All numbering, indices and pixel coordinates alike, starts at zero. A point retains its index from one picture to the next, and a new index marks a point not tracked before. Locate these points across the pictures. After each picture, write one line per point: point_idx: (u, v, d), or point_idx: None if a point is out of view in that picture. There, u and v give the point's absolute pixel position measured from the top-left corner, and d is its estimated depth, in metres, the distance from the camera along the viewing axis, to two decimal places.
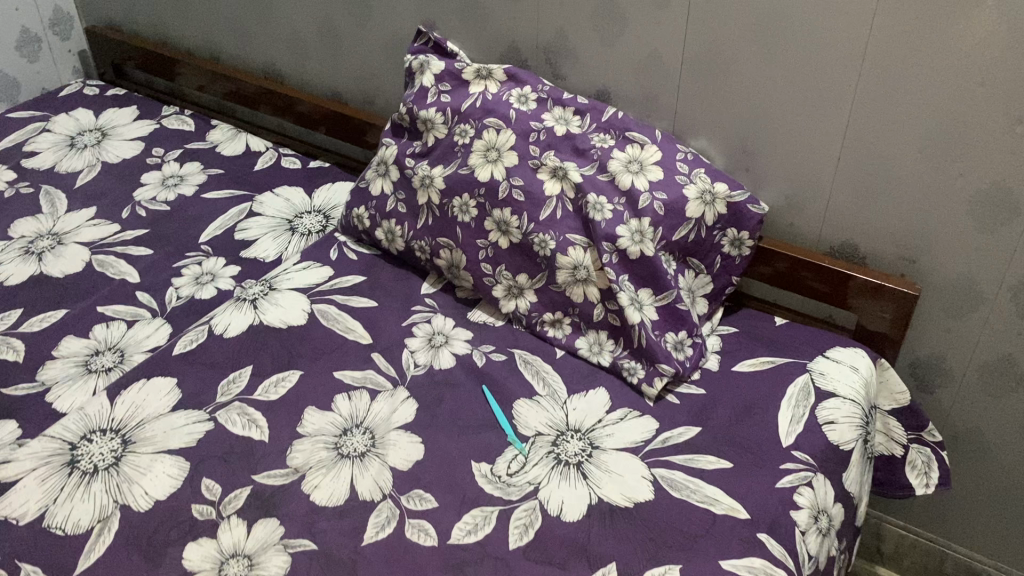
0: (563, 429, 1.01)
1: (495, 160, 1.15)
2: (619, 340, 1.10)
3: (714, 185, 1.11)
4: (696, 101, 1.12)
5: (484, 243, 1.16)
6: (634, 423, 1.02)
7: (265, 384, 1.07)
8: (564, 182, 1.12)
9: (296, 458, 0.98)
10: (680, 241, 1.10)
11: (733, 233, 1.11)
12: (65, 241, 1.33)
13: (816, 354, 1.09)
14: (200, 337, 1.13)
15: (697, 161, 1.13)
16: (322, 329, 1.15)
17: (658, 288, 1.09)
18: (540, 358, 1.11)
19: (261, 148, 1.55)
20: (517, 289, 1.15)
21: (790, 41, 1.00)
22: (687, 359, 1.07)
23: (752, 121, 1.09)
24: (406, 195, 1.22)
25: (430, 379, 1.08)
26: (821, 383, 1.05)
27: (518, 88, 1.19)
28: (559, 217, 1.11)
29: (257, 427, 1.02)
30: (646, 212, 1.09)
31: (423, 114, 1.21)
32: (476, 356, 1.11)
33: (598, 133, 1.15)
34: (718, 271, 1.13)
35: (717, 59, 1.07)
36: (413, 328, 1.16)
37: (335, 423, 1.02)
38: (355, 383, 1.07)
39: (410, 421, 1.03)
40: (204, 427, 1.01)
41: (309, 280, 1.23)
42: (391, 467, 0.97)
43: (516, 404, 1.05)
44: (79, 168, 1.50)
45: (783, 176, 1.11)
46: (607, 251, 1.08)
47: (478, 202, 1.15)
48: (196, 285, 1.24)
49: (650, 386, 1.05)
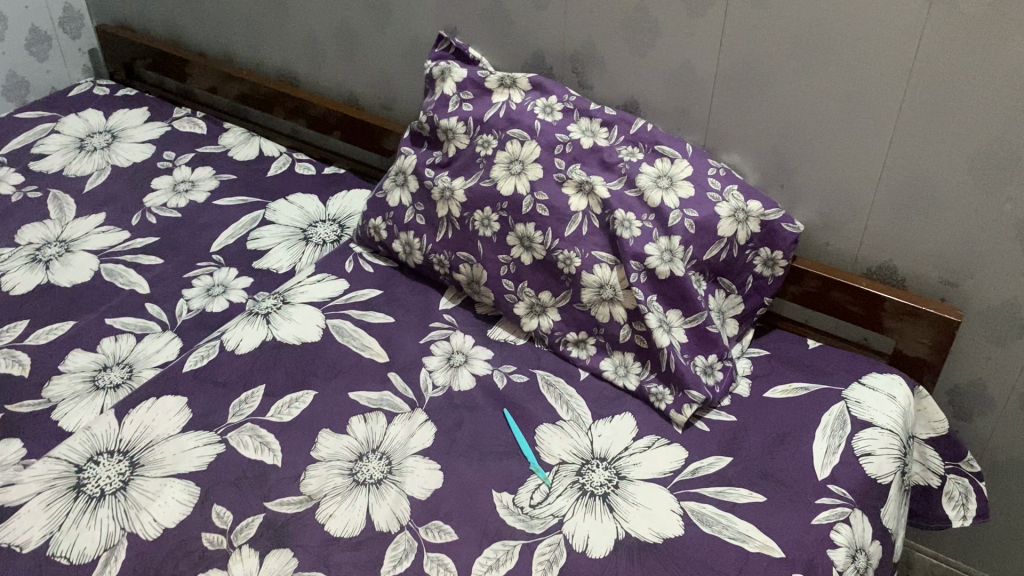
0: (588, 457, 0.97)
1: (519, 172, 1.10)
2: (646, 363, 1.05)
3: (748, 203, 1.06)
4: (729, 114, 1.07)
5: (506, 258, 1.11)
6: (662, 452, 0.98)
7: (278, 404, 1.03)
8: (591, 197, 1.07)
9: (310, 485, 0.94)
10: (711, 260, 1.06)
11: (766, 252, 1.07)
12: (73, 249, 1.29)
13: (852, 380, 1.05)
14: (210, 353, 1.10)
15: (730, 176, 1.09)
16: (337, 346, 1.11)
17: (687, 309, 1.04)
18: (563, 380, 1.07)
19: (274, 152, 1.51)
20: (540, 306, 1.11)
21: (832, 55, 0.95)
22: (717, 385, 1.03)
23: (788, 136, 1.04)
24: (425, 207, 1.18)
25: (449, 401, 1.04)
26: (858, 412, 1.01)
27: (543, 98, 1.14)
28: (585, 233, 1.06)
29: (269, 451, 0.98)
30: (676, 230, 1.04)
31: (443, 123, 1.17)
32: (497, 377, 1.07)
33: (625, 146, 1.11)
34: (749, 291, 1.09)
35: (753, 72, 1.02)
36: (431, 346, 1.12)
37: (350, 448, 0.99)
38: (371, 405, 1.04)
39: (428, 446, 0.99)
40: (215, 450, 0.98)
41: (324, 294, 1.19)
42: (409, 496, 0.93)
43: (538, 429, 1.00)
44: (88, 172, 1.46)
45: (820, 194, 1.06)
46: (635, 270, 1.03)
47: (500, 216, 1.10)
48: (208, 297, 1.20)
49: (679, 413, 1.01)
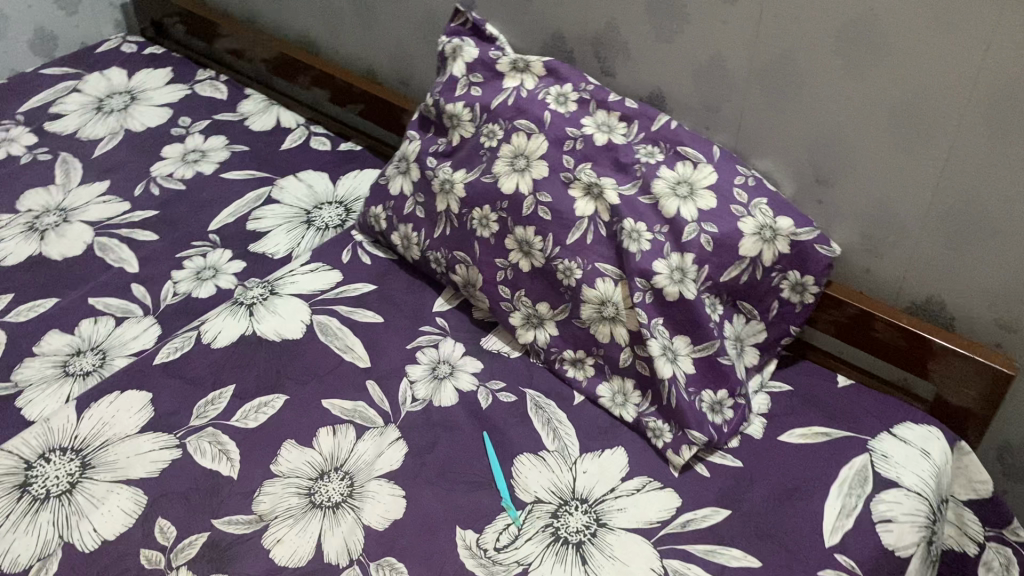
0: (567, 497, 0.88)
1: (522, 169, 1.00)
2: (646, 393, 0.94)
3: (777, 219, 0.93)
4: (764, 116, 0.94)
5: (503, 263, 1.01)
6: (652, 498, 0.88)
7: (245, 408, 0.96)
8: (599, 202, 0.96)
9: (262, 504, 0.87)
10: (728, 283, 0.93)
11: (795, 276, 0.93)
12: (70, 218, 1.25)
13: (881, 430, 0.92)
14: (184, 346, 1.03)
15: (760, 187, 0.95)
16: (317, 347, 1.03)
17: (697, 337, 0.92)
18: (554, 404, 0.97)
19: (291, 124, 1.43)
20: (537, 319, 1.01)
21: (882, 58, 0.80)
22: (725, 424, 0.91)
23: (826, 146, 0.90)
24: (425, 199, 1.08)
25: (426, 418, 0.95)
26: (882, 468, 0.88)
27: (557, 85, 1.03)
28: (589, 242, 0.95)
29: (227, 460, 0.91)
30: (690, 247, 0.92)
31: (449, 108, 1.07)
32: (482, 394, 0.98)
33: (642, 145, 0.99)
34: (774, 318, 0.96)
35: (791, 70, 0.88)
36: (417, 353, 1.03)
37: (312, 464, 0.91)
38: (343, 416, 0.96)
39: (395, 469, 0.91)
40: (170, 456, 0.91)
41: (315, 285, 1.11)
42: (365, 526, 0.85)
43: (517, 460, 0.91)
44: (101, 135, 1.41)
45: (860, 215, 0.92)
46: (640, 289, 0.92)
47: (500, 216, 1.00)
48: (196, 281, 1.14)
49: (676, 455, 0.90)
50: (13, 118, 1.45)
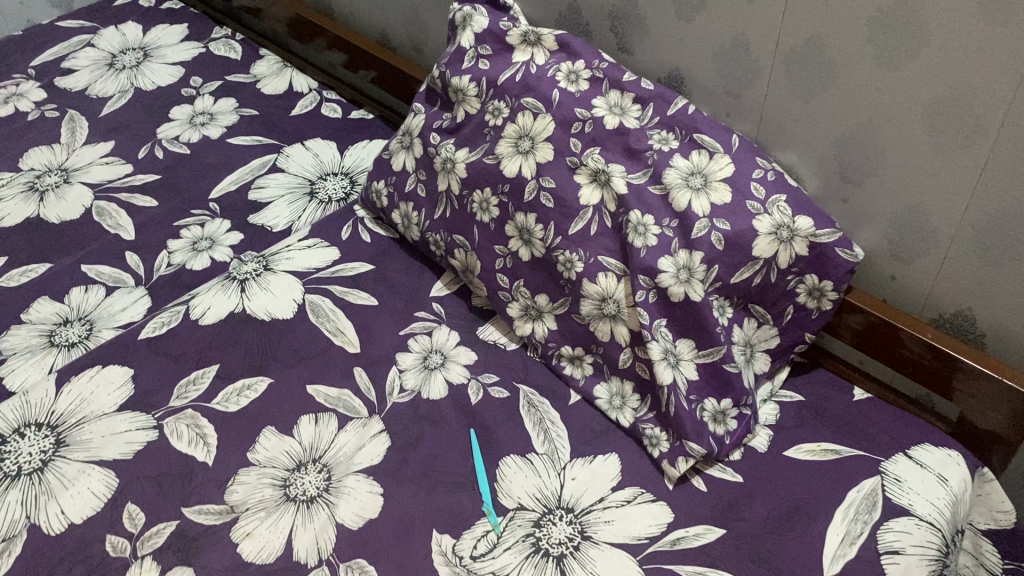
0: (552, 506, 0.83)
1: (526, 151, 0.94)
2: (645, 398, 0.89)
3: (795, 219, 0.85)
4: (789, 105, 0.86)
5: (503, 250, 0.96)
6: (643, 511, 0.82)
7: (227, 390, 0.93)
8: (606, 190, 0.89)
9: (234, 494, 0.84)
10: (740, 284, 0.86)
11: (812, 280, 0.87)
12: (71, 179, 1.21)
13: (896, 450, 0.85)
14: (171, 321, 1.00)
15: (780, 183, 0.87)
16: (307, 327, 0.99)
17: (702, 341, 0.86)
18: (548, 403, 0.92)
19: (304, 89, 1.38)
20: (536, 311, 0.95)
21: (918, 52, 0.72)
22: (727, 434, 0.86)
23: (854, 143, 0.83)
24: (427, 177, 1.03)
25: (412, 411, 0.91)
26: (894, 494, 0.81)
27: (569, 61, 0.96)
28: (593, 233, 0.89)
29: (203, 446, 0.88)
30: (700, 245, 0.85)
31: (455, 82, 1.01)
32: (472, 389, 0.93)
33: (654, 129, 0.91)
34: (788, 324, 0.90)
35: (819, 59, 0.80)
36: (409, 340, 0.98)
37: (290, 453, 0.87)
38: (326, 404, 0.92)
39: (375, 464, 0.86)
40: (146, 437, 0.88)
41: (311, 262, 1.06)
42: (338, 524, 0.82)
43: (503, 463, 0.86)
44: (110, 93, 1.37)
45: (887, 219, 0.85)
46: (643, 287, 0.86)
47: (501, 200, 0.95)
48: (191, 252, 1.10)
49: (672, 466, 0.84)
50: (25, 71, 1.42)
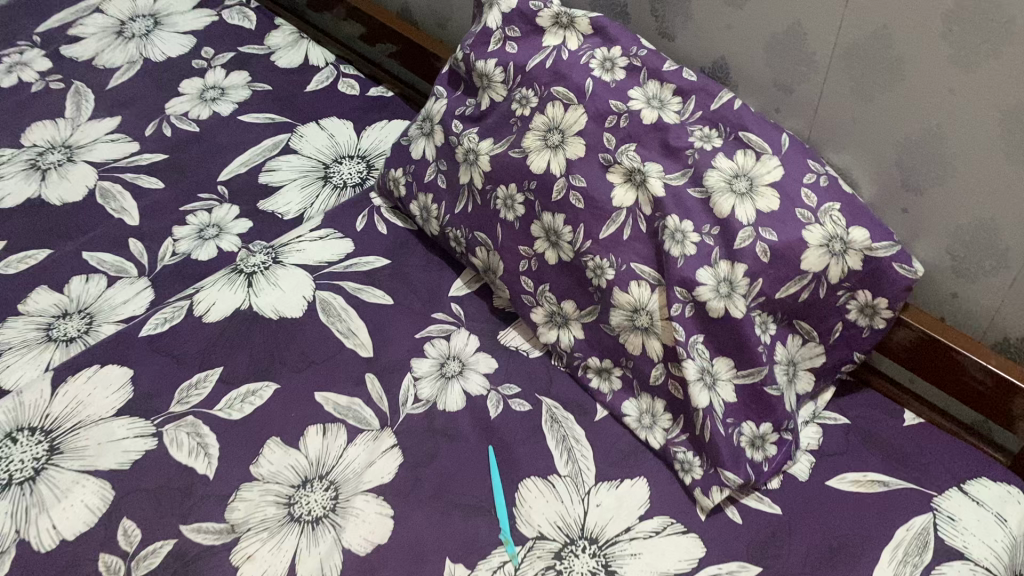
0: (574, 535, 0.77)
1: (556, 145, 0.86)
2: (678, 419, 0.82)
3: (849, 230, 0.78)
4: (847, 103, 0.78)
5: (527, 252, 0.89)
6: (672, 544, 0.77)
7: (230, 396, 0.87)
8: (641, 191, 0.82)
9: (235, 512, 0.79)
10: (785, 300, 0.79)
11: (864, 297, 0.79)
12: (75, 158, 1.15)
13: (950, 484, 0.79)
14: (173, 318, 0.94)
15: (833, 189, 0.80)
16: (317, 328, 0.93)
17: (742, 361, 0.79)
18: (573, 419, 0.86)
19: (320, 62, 1.31)
20: (561, 318, 0.89)
21: (1000, 53, 0.64)
22: (766, 462, 0.80)
23: (918, 149, 0.75)
24: (447, 168, 0.96)
25: (427, 424, 0.85)
26: (947, 534, 0.75)
27: (604, 48, 0.88)
28: (625, 238, 0.82)
29: (204, 457, 0.83)
30: (744, 256, 0.78)
31: (479, 66, 0.94)
32: (491, 401, 0.87)
33: (695, 125, 0.83)
34: (836, 342, 0.83)
35: (883, 56, 0.72)
36: (425, 345, 0.92)
37: (295, 468, 0.82)
38: (336, 414, 0.86)
39: (385, 483, 0.81)
40: (144, 446, 0.83)
41: (322, 255, 1.00)
42: (344, 549, 0.77)
43: (522, 485, 0.81)
44: (118, 64, 1.30)
45: (951, 233, 0.77)
46: (679, 300, 0.79)
47: (527, 198, 0.88)
48: (198, 240, 1.04)
49: (705, 496, 0.78)
50: (30, 38, 1.35)
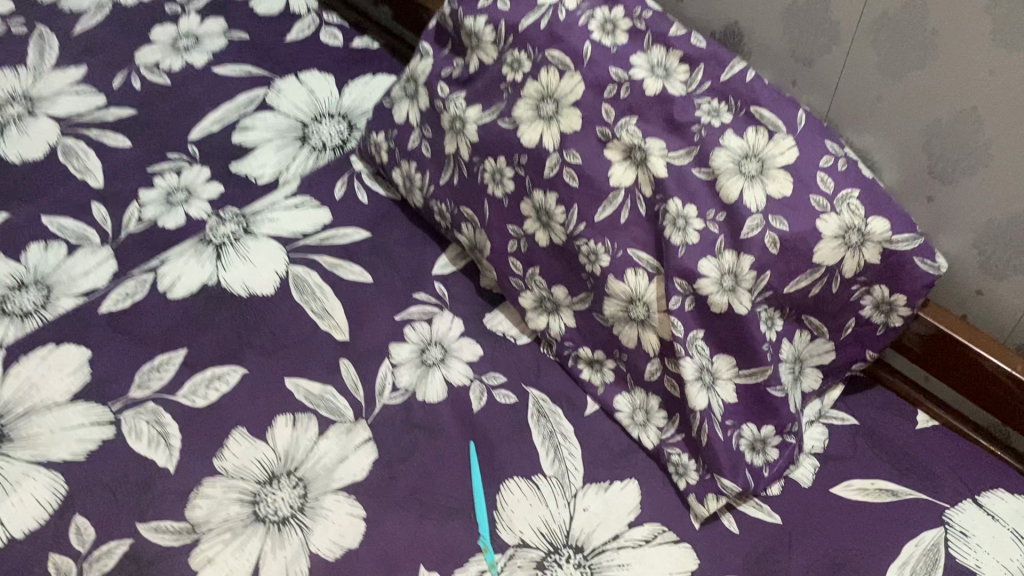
0: (558, 543, 0.72)
1: (549, 116, 0.78)
2: (673, 418, 0.77)
3: (868, 220, 0.70)
4: (873, 80, 0.70)
5: (516, 231, 0.82)
6: (663, 555, 0.71)
7: (195, 381, 0.81)
8: (642, 170, 0.74)
9: (196, 510, 0.74)
10: (795, 295, 0.73)
11: (881, 292, 0.73)
12: (35, 111, 1.07)
13: (964, 496, 0.73)
14: (136, 293, 0.88)
15: (851, 174, 0.72)
16: (290, 308, 0.87)
17: (745, 359, 0.73)
18: (561, 413, 0.81)
19: (301, 10, 1.22)
20: (551, 304, 0.83)
21: None
22: (766, 467, 0.74)
23: (950, 134, 0.67)
24: (433, 135, 0.88)
25: (405, 417, 0.80)
26: (959, 552, 0.70)
27: (605, 8, 0.79)
28: (622, 222, 0.75)
29: (165, 448, 0.77)
30: (751, 247, 0.71)
31: (468, 23, 0.84)
32: (474, 392, 0.81)
33: (703, 97, 0.75)
34: (846, 339, 0.77)
35: (915, 28, 0.64)
36: (405, 328, 0.86)
37: (262, 463, 0.76)
38: (307, 403, 0.80)
39: (358, 481, 0.76)
40: (101, 435, 0.78)
41: (297, 226, 0.93)
42: (312, 554, 0.72)
43: (504, 487, 0.75)
44: (85, 8, 1.19)
45: (980, 227, 0.70)
46: (678, 293, 0.72)
47: (517, 173, 0.80)
48: (165, 206, 0.97)
49: (700, 504, 0.73)
50: None
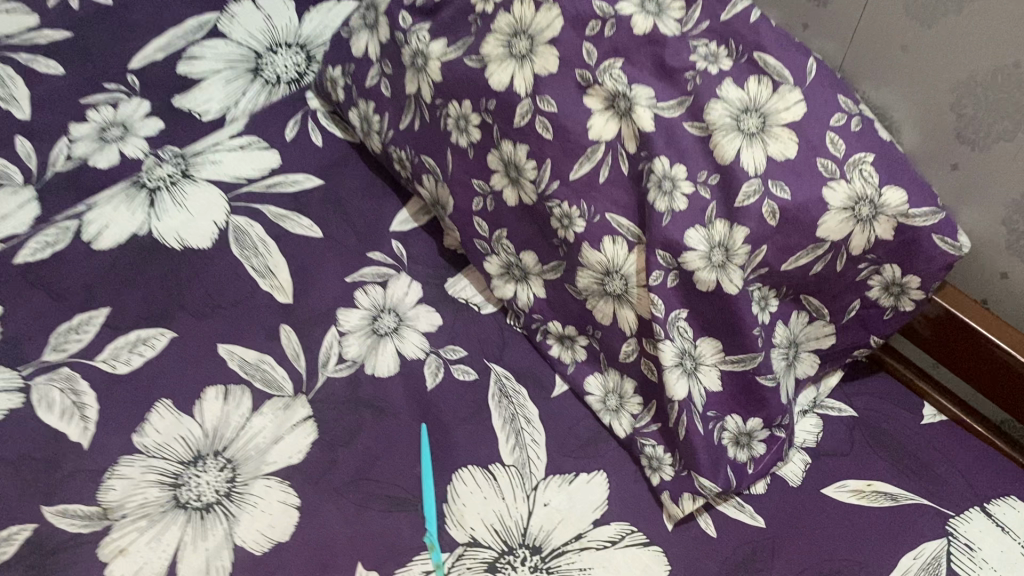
0: (513, 543, 0.64)
1: (523, 55, 0.67)
2: (649, 404, 0.69)
3: (882, 190, 0.61)
4: (897, 25, 0.60)
5: (482, 187, 0.73)
6: (631, 560, 0.64)
7: (118, 343, 0.73)
8: (625, 122, 0.63)
9: (110, 493, 0.65)
10: (792, 273, 0.64)
11: (892, 273, 0.64)
12: None
13: (971, 503, 0.65)
14: (58, 242, 0.78)
15: (867, 135, 0.62)
16: (228, 264, 0.78)
17: (732, 345, 0.64)
18: (526, 394, 0.73)
19: None
20: (519, 271, 0.74)
21: None
22: (751, 463, 0.66)
23: (982, 94, 0.57)
24: (393, 73, 0.78)
25: (350, 392, 0.71)
26: (963, 568, 0.62)
27: None
28: (601, 182, 0.65)
29: (79, 421, 0.68)
30: (746, 218, 0.61)
31: None
32: (429, 367, 0.73)
33: (699, 39, 0.63)
34: (849, 323, 0.68)
35: None
36: (356, 292, 0.77)
37: (187, 442, 0.68)
38: (241, 373, 0.72)
39: (293, 465, 0.68)
40: (7, 404, 0.69)
41: (241, 169, 0.84)
42: (237, 547, 0.64)
43: (456, 477, 0.68)
44: None
45: (1011, 202, 0.60)
46: (660, 266, 0.63)
47: (483, 120, 0.70)
48: (98, 142, 0.87)
49: (673, 503, 0.66)
50: None
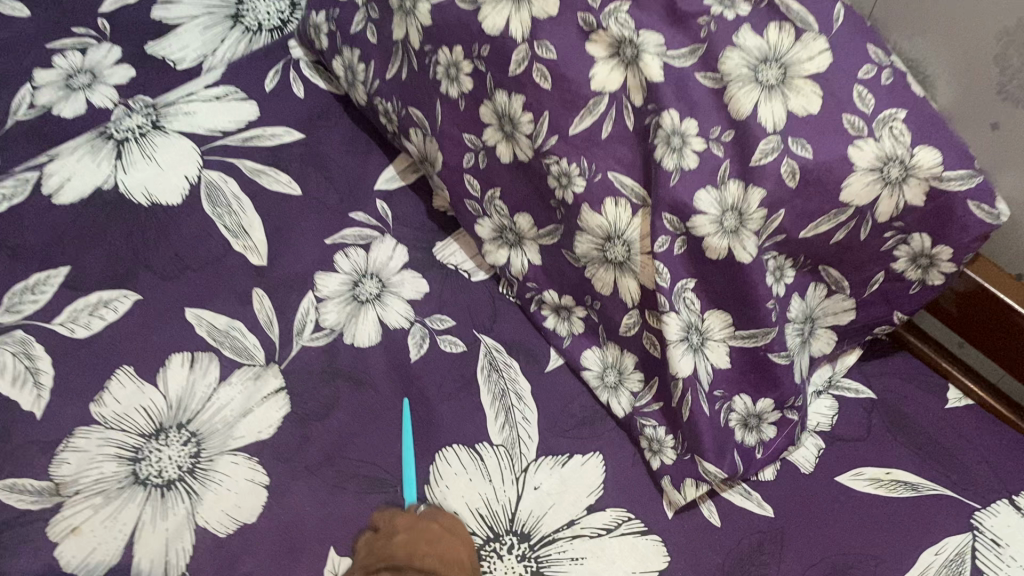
0: (499, 530, 0.59)
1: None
2: (651, 382, 0.64)
3: (914, 150, 0.54)
4: None
5: (473, 142, 0.67)
6: (625, 550, 0.59)
7: (77, 305, 0.67)
8: (632, 71, 0.57)
9: (63, 467, 0.60)
10: (811, 240, 0.59)
11: (920, 242, 0.58)
12: None
13: (998, 494, 0.60)
14: (15, 195, 0.71)
15: (900, 89, 0.54)
16: (197, 222, 0.71)
17: (743, 318, 0.59)
18: (518, 367, 0.67)
19: None
20: (513, 236, 0.69)
21: None
22: (760, 447, 0.61)
23: None
24: (379, 17, 0.71)
25: (327, 363, 0.66)
26: (988, 565, 0.57)
27: None
28: (603, 138, 0.59)
29: (32, 389, 0.63)
30: (762, 178, 0.55)
31: None
32: (413, 338, 0.68)
33: None
34: (870, 297, 0.63)
35: None
36: (337, 254, 0.71)
37: (148, 412, 0.62)
38: (208, 339, 0.66)
39: (263, 441, 0.62)
40: None
41: (217, 121, 0.76)
42: (199, 528, 0.59)
43: (438, 458, 0.63)
44: None
45: None
46: (667, 232, 0.57)
47: (475, 68, 0.63)
48: (64, 90, 0.80)
49: (674, 490, 0.61)
50: None
